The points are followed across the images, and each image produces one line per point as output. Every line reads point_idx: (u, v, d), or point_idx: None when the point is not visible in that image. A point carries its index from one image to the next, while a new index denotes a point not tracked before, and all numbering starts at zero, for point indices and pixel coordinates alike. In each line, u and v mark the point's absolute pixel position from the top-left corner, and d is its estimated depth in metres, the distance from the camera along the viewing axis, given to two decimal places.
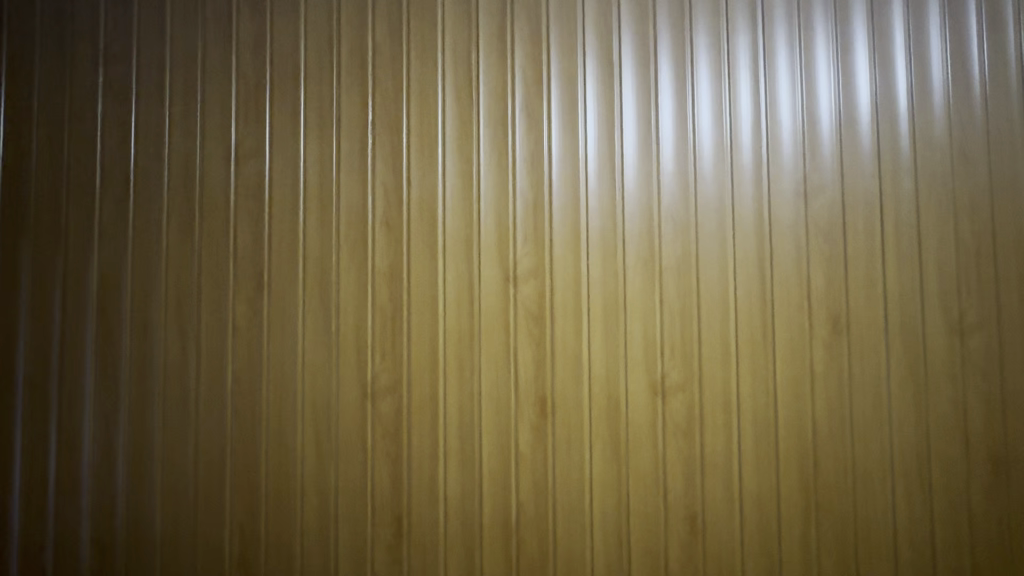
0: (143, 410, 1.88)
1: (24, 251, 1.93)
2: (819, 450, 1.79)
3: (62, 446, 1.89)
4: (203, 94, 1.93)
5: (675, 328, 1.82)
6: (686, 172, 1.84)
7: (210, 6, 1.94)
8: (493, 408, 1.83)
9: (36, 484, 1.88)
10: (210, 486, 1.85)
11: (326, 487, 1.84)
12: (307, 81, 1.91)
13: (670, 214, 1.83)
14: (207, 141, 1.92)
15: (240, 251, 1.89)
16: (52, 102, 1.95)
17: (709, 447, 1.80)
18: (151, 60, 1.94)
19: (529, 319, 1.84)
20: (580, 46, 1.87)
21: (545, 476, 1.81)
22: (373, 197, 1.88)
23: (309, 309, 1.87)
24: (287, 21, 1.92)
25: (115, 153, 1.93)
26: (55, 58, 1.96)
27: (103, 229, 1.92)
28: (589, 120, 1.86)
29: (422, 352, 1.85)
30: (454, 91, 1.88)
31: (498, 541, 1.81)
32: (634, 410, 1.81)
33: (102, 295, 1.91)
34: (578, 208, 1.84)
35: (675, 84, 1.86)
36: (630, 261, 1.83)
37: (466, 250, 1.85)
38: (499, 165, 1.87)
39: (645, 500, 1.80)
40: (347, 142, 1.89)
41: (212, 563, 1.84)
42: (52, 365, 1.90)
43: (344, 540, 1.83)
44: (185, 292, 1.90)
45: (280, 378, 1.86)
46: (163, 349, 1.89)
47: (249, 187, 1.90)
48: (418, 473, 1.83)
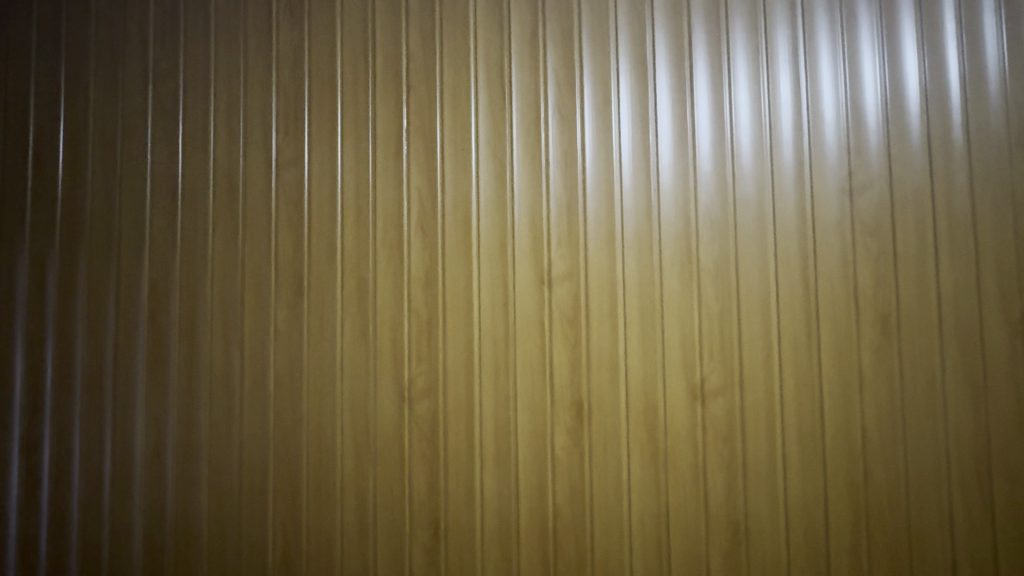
0: (190, 412, 1.95)
1: (81, 261, 2.03)
2: (869, 457, 1.71)
3: (116, 445, 1.97)
4: (245, 106, 2.00)
5: (714, 330, 1.78)
6: (724, 170, 1.80)
7: (251, 20, 2.01)
8: (529, 411, 1.82)
9: (93, 482, 1.97)
10: (253, 486, 1.91)
11: (365, 489, 1.86)
12: (344, 89, 1.95)
13: (707, 213, 1.79)
14: (249, 151, 1.99)
15: (281, 257, 1.95)
16: (106, 119, 2.05)
17: (751, 452, 1.75)
18: (196, 74, 2.02)
19: (564, 321, 1.82)
20: (612, 45, 1.86)
21: (582, 480, 1.79)
22: (408, 202, 1.90)
23: (347, 314, 1.91)
24: (324, 31, 1.97)
25: (164, 166, 2.02)
26: (108, 77, 2.06)
27: (153, 239, 2.01)
28: (623, 120, 1.84)
29: (458, 356, 1.85)
30: (487, 94, 1.89)
31: (535, 543, 1.80)
32: (673, 414, 1.78)
33: (153, 301, 1.99)
34: (612, 210, 1.82)
35: (712, 80, 1.82)
36: (667, 262, 1.80)
37: (500, 253, 1.86)
38: (533, 168, 1.86)
39: (685, 506, 1.76)
40: (383, 148, 1.93)
41: (256, 561, 1.89)
42: (107, 369, 1.99)
43: (382, 541, 1.85)
44: (229, 298, 1.96)
45: (320, 382, 1.90)
46: (210, 353, 1.96)
47: (289, 195, 1.96)
48: (454, 476, 1.83)
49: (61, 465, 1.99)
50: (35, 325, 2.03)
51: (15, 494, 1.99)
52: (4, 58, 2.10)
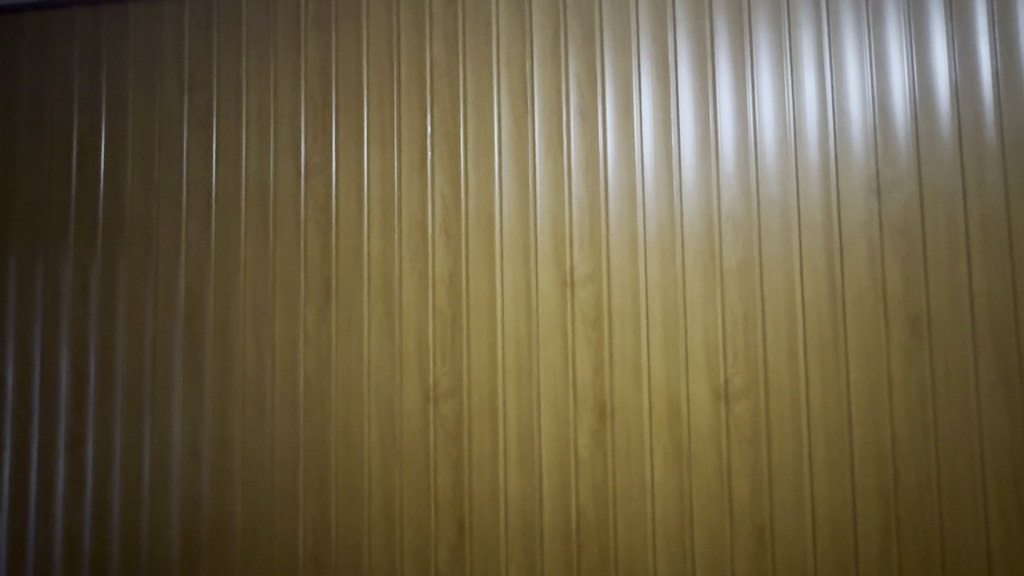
0: (223, 412, 2.02)
1: (121, 266, 2.12)
2: (899, 461, 1.67)
3: (155, 442, 2.05)
4: (275, 115, 2.06)
5: (738, 331, 1.76)
6: (747, 171, 1.78)
7: (281, 31, 2.07)
8: (552, 412, 1.83)
9: (133, 477, 2.05)
10: (284, 484, 1.96)
11: (391, 487, 1.90)
12: (370, 96, 2.00)
13: (730, 214, 1.78)
14: (279, 158, 2.05)
15: (310, 261, 2.00)
16: (143, 129, 2.14)
17: (777, 455, 1.73)
18: (229, 85, 2.09)
19: (587, 323, 1.83)
20: (633, 47, 1.86)
21: (605, 481, 1.79)
22: (432, 206, 1.94)
23: (374, 316, 1.95)
24: (351, 40, 2.02)
25: (198, 173, 2.09)
26: (145, 89, 2.15)
27: (188, 244, 2.08)
28: (644, 122, 1.84)
29: (482, 357, 1.88)
30: (509, 98, 1.92)
31: (558, 544, 1.81)
32: (697, 416, 1.77)
33: (188, 303, 2.07)
34: (634, 211, 1.83)
35: (734, 81, 1.81)
36: (690, 263, 1.79)
37: (523, 255, 1.88)
38: (555, 171, 1.88)
39: (710, 508, 1.74)
40: (408, 153, 1.96)
41: (286, 557, 1.95)
42: (145, 370, 2.07)
43: (408, 539, 1.88)
44: (260, 300, 2.02)
45: (348, 382, 1.95)
46: (242, 353, 2.02)
47: (317, 200, 2.01)
48: (478, 475, 1.86)
49: (104, 462, 2.07)
50: (78, 328, 2.13)
51: (61, 486, 2.09)
52: (49, 73, 2.21)
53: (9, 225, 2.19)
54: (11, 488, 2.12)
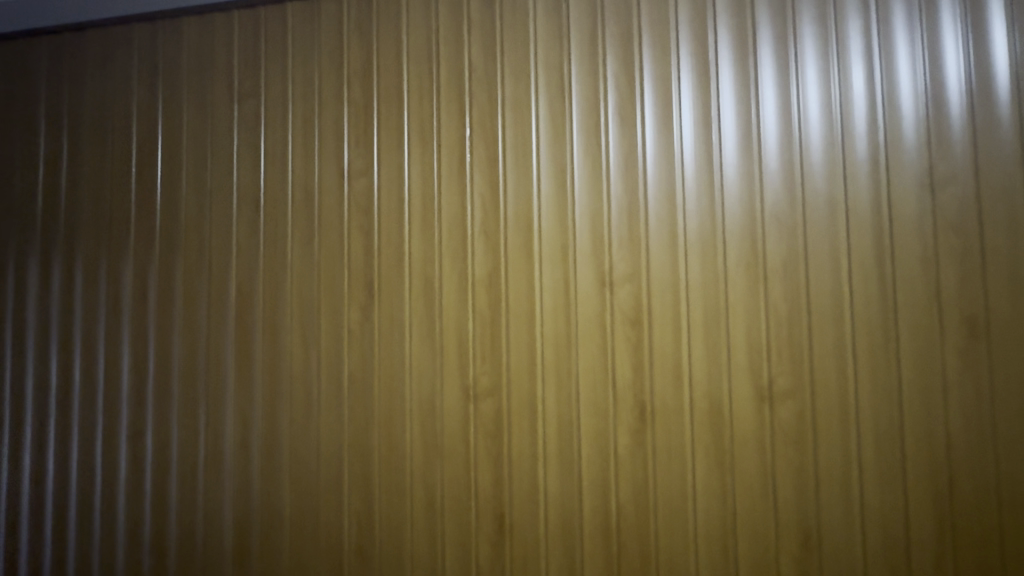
0: (272, 407, 2.10)
1: (177, 268, 2.23)
2: (955, 466, 1.61)
3: (209, 436, 2.15)
4: (320, 121, 2.13)
5: (782, 331, 1.73)
6: (791, 167, 1.74)
7: (324, 40, 2.14)
8: (591, 411, 1.83)
9: (189, 468, 2.16)
10: (330, 478, 2.03)
11: (432, 483, 1.94)
12: (410, 100, 2.05)
13: (773, 211, 1.75)
14: (323, 163, 2.12)
15: (353, 262, 2.06)
16: (196, 137, 2.25)
17: (825, 459, 1.68)
18: (276, 93, 2.18)
19: (626, 322, 1.83)
20: (672, 45, 1.85)
21: (645, 482, 1.79)
22: (471, 207, 1.97)
23: (415, 315, 1.99)
24: (391, 46, 2.08)
25: (248, 179, 2.19)
26: (198, 99, 2.26)
27: (239, 247, 2.18)
28: (684, 119, 1.83)
29: (521, 356, 1.89)
30: (547, 99, 1.93)
31: (598, 543, 1.81)
32: (740, 417, 1.74)
33: (240, 304, 2.16)
34: (674, 209, 1.81)
35: (778, 75, 1.77)
36: (732, 262, 1.77)
37: (561, 255, 1.88)
38: (593, 170, 1.88)
39: (753, 511, 1.71)
40: (447, 156, 2.00)
41: (333, 548, 2.01)
42: (199, 367, 2.18)
43: (449, 534, 1.92)
44: (307, 301, 2.10)
45: (390, 380, 1.99)
46: (290, 351, 2.10)
47: (360, 203, 2.07)
48: (518, 473, 1.87)
49: (161, 454, 2.19)
50: (138, 327, 2.25)
51: (123, 476, 2.22)
52: (111, 87, 2.35)
53: (75, 230, 2.34)
54: (79, 478, 2.25)
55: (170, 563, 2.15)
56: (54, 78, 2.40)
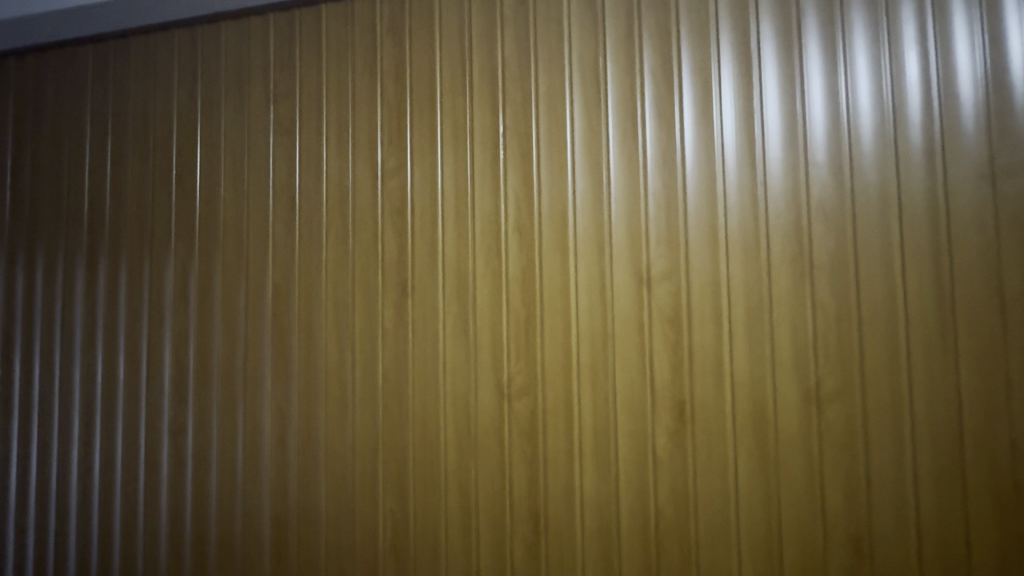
0: (308, 404, 2.12)
1: (216, 267, 2.28)
2: (1018, 472, 1.53)
3: (247, 432, 2.19)
4: (354, 121, 2.15)
5: (830, 331, 1.67)
6: (840, 159, 1.69)
7: (359, 40, 2.16)
8: (629, 411, 1.80)
9: (227, 463, 2.20)
10: (365, 475, 2.04)
11: (467, 481, 1.94)
12: (443, 99, 2.05)
13: (820, 206, 1.69)
14: (358, 162, 2.14)
15: (387, 261, 2.07)
16: (234, 139, 2.29)
17: (876, 463, 1.62)
18: (311, 93, 2.21)
19: (664, 321, 1.79)
20: (713, 37, 1.81)
21: (685, 484, 1.75)
22: (505, 205, 1.96)
23: (449, 314, 1.99)
24: (424, 45, 2.08)
25: (284, 179, 2.22)
26: (236, 101, 2.30)
27: (276, 246, 2.21)
28: (725, 112, 1.78)
29: (556, 355, 1.88)
30: (581, 96, 1.91)
31: (636, 545, 1.78)
32: (784, 420, 1.69)
33: (277, 302, 2.19)
34: (715, 204, 1.77)
35: (825, 65, 1.71)
36: (776, 259, 1.72)
37: (597, 253, 1.86)
38: (630, 167, 1.85)
39: (800, 516, 1.66)
40: (480, 154, 2.00)
41: (369, 545, 2.02)
42: (237, 365, 2.22)
43: (484, 533, 1.91)
44: (342, 299, 2.12)
45: (425, 378, 2.00)
46: (325, 349, 2.12)
47: (394, 202, 2.08)
48: (554, 473, 1.86)
49: (202, 449, 2.24)
50: (179, 324, 2.31)
51: (165, 470, 2.27)
52: (153, 91, 2.41)
53: (119, 231, 2.41)
54: (123, 471, 2.32)
55: (210, 556, 2.20)
56: (100, 83, 2.48)
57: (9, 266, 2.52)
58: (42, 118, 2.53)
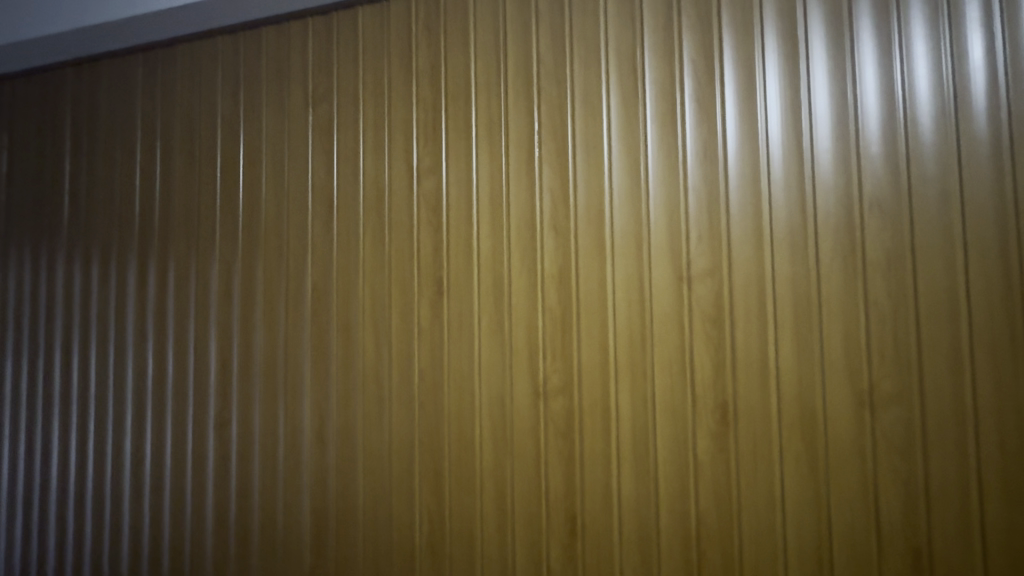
0: (346, 402, 2.15)
1: (258, 267, 2.33)
2: None
3: (288, 428, 2.23)
4: (389, 121, 2.16)
5: (885, 331, 1.59)
6: (895, 150, 1.60)
7: (394, 39, 2.17)
8: (668, 412, 1.76)
9: (269, 457, 2.25)
10: (401, 472, 2.05)
11: (503, 479, 1.92)
12: (478, 96, 2.04)
13: (874, 200, 1.61)
14: (394, 161, 2.15)
15: (423, 259, 2.08)
16: (275, 141, 2.34)
17: (936, 469, 1.53)
18: (348, 94, 2.23)
19: (706, 319, 1.74)
20: (757, 25, 1.74)
21: (728, 489, 1.69)
22: (541, 203, 1.94)
23: (484, 312, 1.98)
24: (459, 44, 2.08)
25: (322, 179, 2.25)
26: (276, 103, 2.35)
27: (315, 245, 2.25)
28: (771, 103, 1.71)
29: (593, 354, 1.84)
30: (619, 90, 1.87)
31: (676, 549, 1.73)
32: (834, 423, 1.61)
33: (316, 300, 2.23)
34: (761, 198, 1.71)
35: (879, 50, 1.63)
36: (826, 256, 1.65)
37: (635, 251, 1.82)
38: (669, 161, 1.80)
39: (851, 523, 1.59)
40: (516, 151, 1.98)
41: (406, 541, 2.03)
42: (278, 362, 2.27)
43: (521, 532, 1.89)
44: (379, 297, 2.13)
45: (461, 376, 1.99)
46: (363, 348, 2.14)
47: (429, 201, 2.08)
48: (591, 474, 1.83)
49: (245, 444, 2.29)
50: (223, 322, 2.37)
51: (211, 464, 2.34)
52: (198, 96, 2.48)
53: (168, 231, 2.49)
54: (171, 463, 2.40)
55: (252, 549, 2.25)
56: (148, 90, 2.57)
57: (68, 265, 2.64)
58: (97, 125, 2.64)
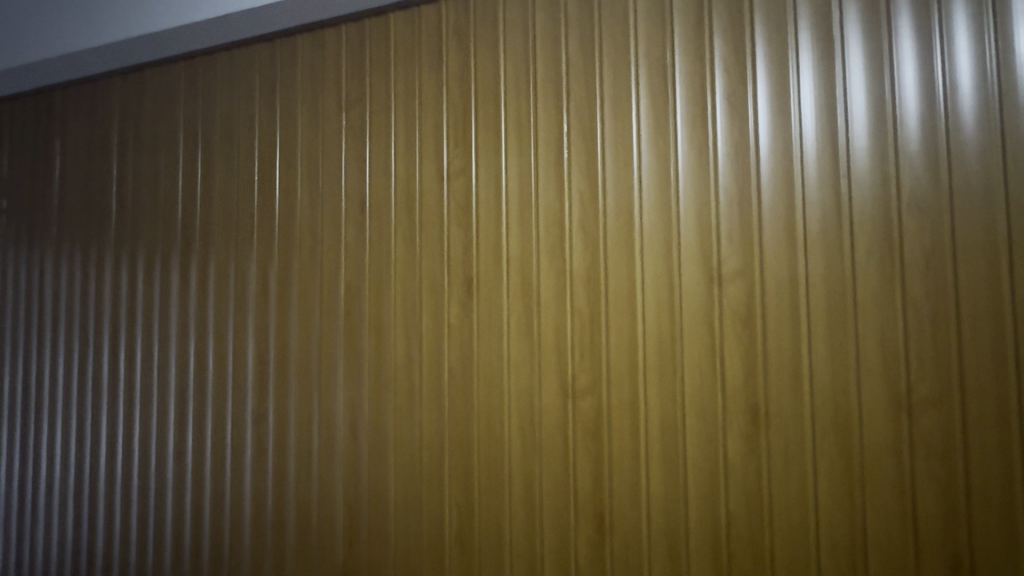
0: (378, 398, 2.19)
1: (294, 266, 2.40)
2: None
3: (322, 423, 2.29)
4: (420, 123, 2.20)
5: (923, 332, 1.55)
6: (935, 148, 1.56)
7: (425, 44, 2.21)
8: (697, 414, 1.75)
9: (304, 451, 2.31)
10: (432, 467, 2.08)
11: (531, 477, 1.94)
12: (508, 98, 2.06)
13: (913, 198, 1.58)
14: (424, 163, 2.19)
15: (453, 259, 2.11)
16: (310, 144, 2.41)
17: (977, 474, 1.49)
18: (381, 98, 2.28)
19: (737, 320, 1.72)
20: (790, 22, 1.72)
21: (759, 491, 1.67)
22: (569, 203, 1.95)
23: (513, 312, 2.00)
24: (488, 47, 2.10)
25: (355, 181, 2.31)
26: (311, 108, 2.41)
27: (348, 245, 2.30)
28: (805, 101, 1.69)
29: (622, 354, 1.85)
30: (648, 91, 1.87)
31: (706, 550, 1.72)
32: (870, 427, 1.58)
33: (348, 299, 2.28)
34: (794, 197, 1.68)
35: (918, 45, 1.59)
36: (862, 256, 1.61)
37: (665, 250, 1.81)
38: (700, 161, 1.79)
39: (887, 527, 1.55)
40: (544, 152, 1.99)
41: (435, 535, 2.07)
42: (312, 359, 2.33)
43: (549, 529, 1.91)
44: (410, 296, 2.17)
45: (490, 375, 2.02)
46: (394, 346, 2.19)
47: (459, 202, 2.11)
48: (619, 473, 1.83)
49: (282, 438, 2.36)
50: (261, 320, 2.44)
51: (248, 456, 2.41)
52: (237, 101, 2.57)
53: (208, 231, 2.58)
54: (211, 455, 2.48)
55: (288, 539, 2.32)
56: (190, 97, 2.67)
57: (116, 263, 2.76)
58: (142, 131, 2.76)
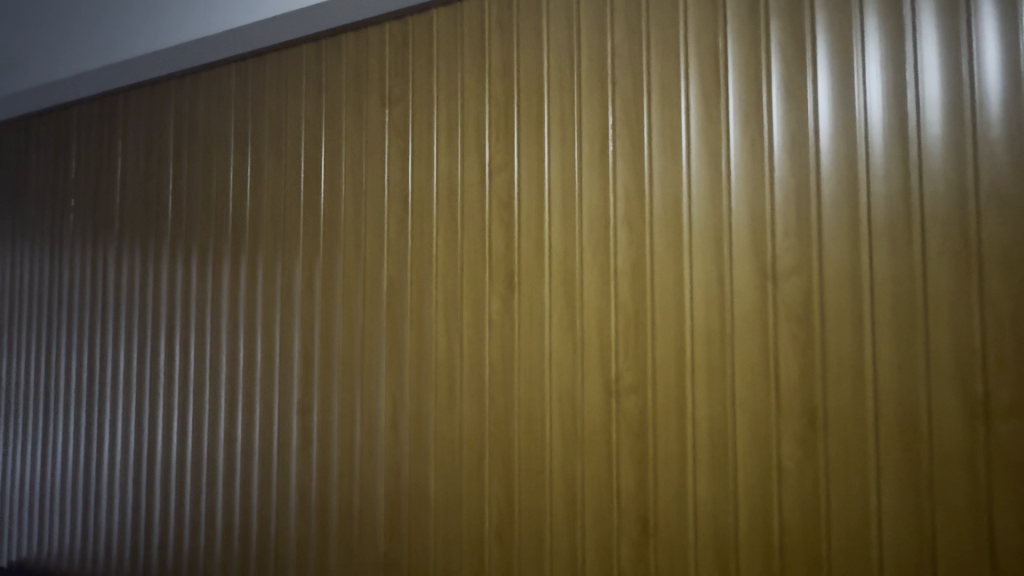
0: (419, 392, 2.20)
1: (338, 260, 2.43)
2: None
3: (365, 415, 2.31)
4: (462, 118, 2.19)
5: (1000, 335, 1.44)
6: (1019, 135, 1.45)
7: (467, 38, 2.20)
8: (748, 416, 1.68)
9: (347, 443, 2.34)
10: (472, 461, 2.07)
11: (573, 476, 1.90)
12: (551, 91, 2.02)
13: (993, 189, 1.46)
14: (466, 158, 2.17)
15: (494, 254, 2.09)
16: (354, 141, 2.43)
17: None
18: (423, 94, 2.28)
19: (792, 319, 1.64)
20: (856, 4, 1.62)
21: (816, 498, 1.59)
22: (614, 197, 1.90)
23: (555, 308, 1.97)
24: (531, 39, 2.07)
25: (398, 177, 2.31)
26: (356, 104, 2.44)
27: (390, 240, 2.31)
28: (872, 87, 1.59)
29: (668, 353, 1.79)
30: (698, 80, 1.80)
31: (757, 556, 1.65)
32: (940, 434, 1.48)
33: (391, 294, 2.29)
34: (858, 189, 1.59)
35: (1002, 24, 1.47)
36: (933, 252, 1.51)
37: (715, 245, 1.74)
38: (754, 152, 1.72)
39: (959, 541, 1.45)
40: (588, 146, 1.95)
41: (475, 530, 2.06)
42: (356, 352, 2.36)
43: (591, 527, 1.87)
44: (451, 291, 2.17)
45: (531, 371, 1.99)
46: (435, 340, 2.19)
47: (501, 196, 2.09)
48: (665, 474, 1.77)
49: (326, 429, 2.39)
50: (306, 313, 2.49)
51: (294, 446, 2.46)
52: (285, 99, 2.62)
53: (257, 226, 2.64)
54: (259, 444, 2.54)
55: (332, 528, 2.35)
56: (241, 96, 2.74)
57: (172, 258, 2.87)
58: (196, 130, 2.85)
